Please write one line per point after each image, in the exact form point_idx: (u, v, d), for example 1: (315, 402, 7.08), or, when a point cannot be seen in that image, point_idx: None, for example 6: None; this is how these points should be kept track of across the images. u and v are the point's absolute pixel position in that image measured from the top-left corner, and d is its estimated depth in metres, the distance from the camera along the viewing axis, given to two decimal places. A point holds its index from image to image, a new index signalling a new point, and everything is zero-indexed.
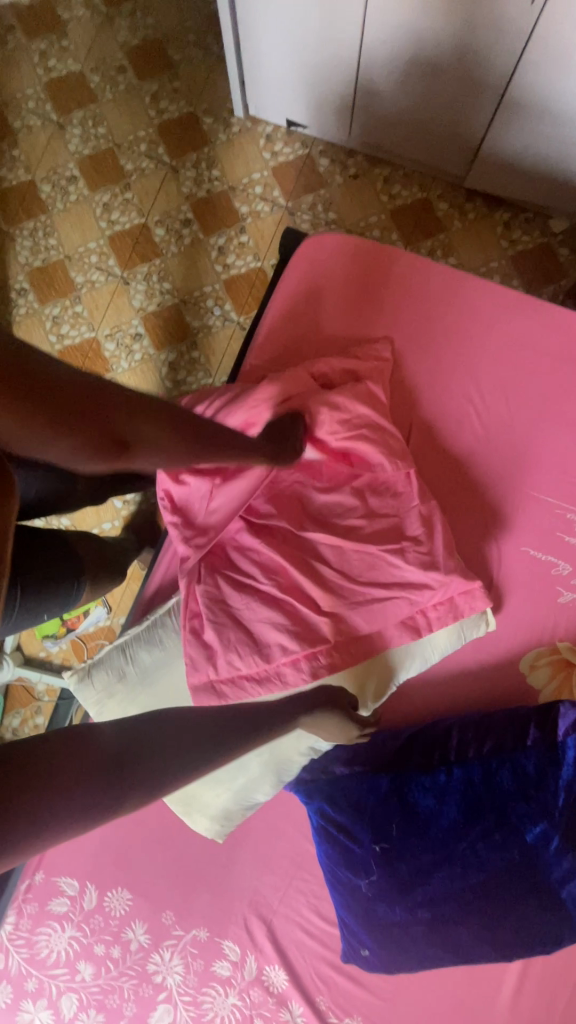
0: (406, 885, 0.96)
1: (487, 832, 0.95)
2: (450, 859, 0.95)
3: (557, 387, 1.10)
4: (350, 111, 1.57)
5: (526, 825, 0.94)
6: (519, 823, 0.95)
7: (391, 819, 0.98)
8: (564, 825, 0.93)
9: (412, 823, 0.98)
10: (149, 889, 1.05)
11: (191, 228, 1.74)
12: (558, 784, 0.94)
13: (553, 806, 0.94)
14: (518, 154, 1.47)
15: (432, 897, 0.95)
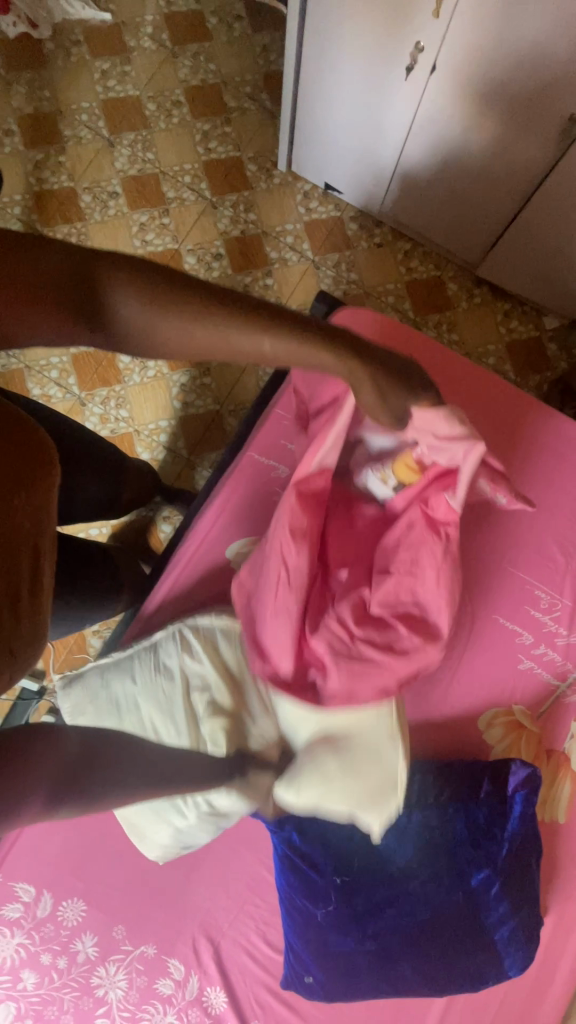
0: (359, 916, 1.02)
1: (436, 873, 1.03)
2: (400, 896, 1.02)
3: (542, 473, 1.21)
4: (385, 188, 1.73)
5: (472, 870, 1.03)
6: (465, 867, 1.03)
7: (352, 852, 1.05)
8: (504, 872, 1.02)
9: (370, 858, 1.05)
10: (106, 901, 1.07)
11: (221, 263, 1.84)
12: (503, 834, 1.04)
13: (497, 855, 1.03)
14: (526, 257, 1.66)
15: (379, 930, 1.01)
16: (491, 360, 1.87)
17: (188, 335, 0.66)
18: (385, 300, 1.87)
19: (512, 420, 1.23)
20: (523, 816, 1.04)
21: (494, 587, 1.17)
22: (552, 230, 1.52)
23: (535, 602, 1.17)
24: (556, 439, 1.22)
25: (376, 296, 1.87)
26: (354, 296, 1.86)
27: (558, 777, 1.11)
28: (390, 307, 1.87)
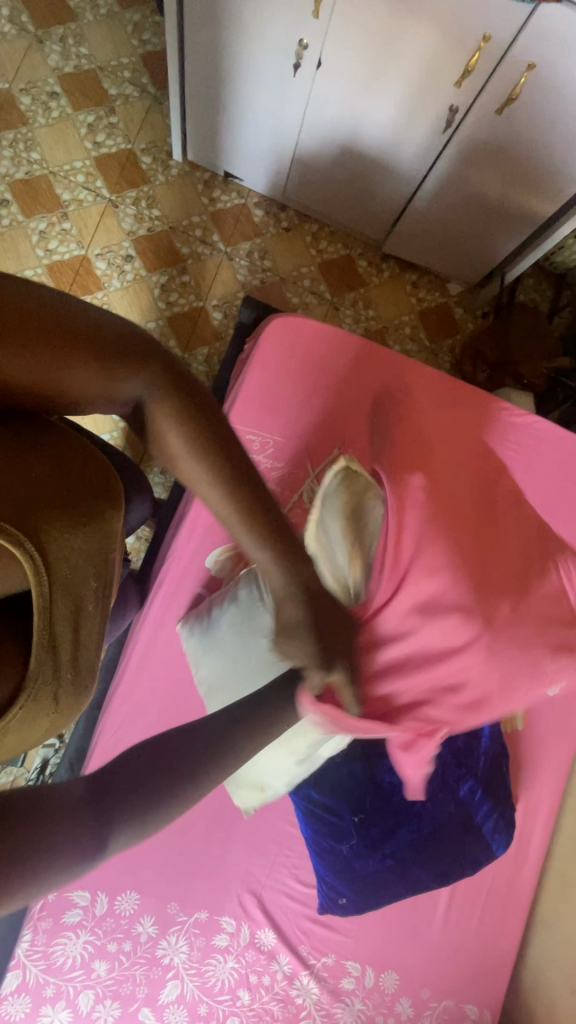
0: (377, 842, 1.09)
1: (433, 791, 1.11)
2: (409, 815, 1.11)
3: (471, 445, 1.31)
4: (286, 173, 1.76)
5: (458, 783, 1.12)
6: (453, 783, 1.12)
7: (365, 795, 1.10)
8: (484, 779, 1.14)
9: (380, 797, 1.10)
10: (159, 884, 1.12)
11: (133, 264, 1.81)
12: (480, 752, 1.14)
13: (477, 767, 1.13)
14: (424, 230, 1.77)
15: (396, 847, 1.10)
16: (407, 330, 2.00)
17: (194, 475, 0.75)
18: (302, 284, 1.92)
19: (438, 398, 1.31)
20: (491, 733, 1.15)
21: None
22: (445, 208, 1.65)
23: None
24: (480, 417, 1.32)
25: (292, 281, 1.92)
26: (272, 283, 1.90)
27: None
28: (307, 290, 1.93)
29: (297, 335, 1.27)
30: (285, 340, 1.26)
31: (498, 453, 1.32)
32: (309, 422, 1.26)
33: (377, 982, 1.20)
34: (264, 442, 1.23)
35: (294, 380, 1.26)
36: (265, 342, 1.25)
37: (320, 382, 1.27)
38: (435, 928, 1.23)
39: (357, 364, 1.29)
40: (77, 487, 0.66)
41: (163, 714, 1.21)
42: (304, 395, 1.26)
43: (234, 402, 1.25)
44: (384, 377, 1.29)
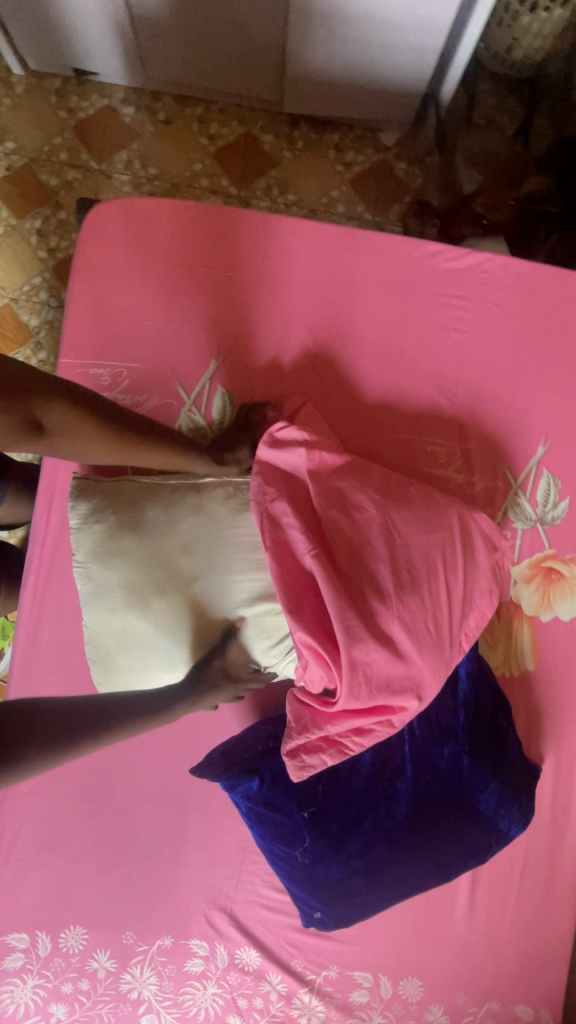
0: (338, 840, 0.83)
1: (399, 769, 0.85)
2: (376, 802, 0.85)
3: (396, 314, 0.97)
4: (137, 48, 1.41)
5: (435, 751, 0.85)
6: (427, 752, 0.85)
7: (317, 781, 0.86)
8: (471, 740, 0.84)
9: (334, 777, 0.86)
10: (107, 913, 0.96)
11: (1, 215, 1.55)
12: (456, 704, 0.86)
13: (455, 725, 0.85)
14: (320, 61, 1.36)
15: (364, 843, 0.83)
16: (340, 206, 1.60)
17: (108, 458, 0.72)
18: (199, 184, 1.58)
19: (340, 263, 0.97)
20: (479, 681, 0.87)
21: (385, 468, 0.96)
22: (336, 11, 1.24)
23: (432, 461, 0.97)
24: (403, 274, 0.98)
25: (187, 184, 1.58)
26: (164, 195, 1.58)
27: (514, 626, 0.97)
28: (208, 190, 1.59)
29: (133, 224, 0.95)
30: (115, 234, 0.94)
31: (435, 316, 0.97)
32: (171, 330, 0.94)
33: (397, 992, 0.98)
34: (116, 373, 0.93)
35: (138, 281, 0.94)
36: (92, 244, 0.94)
37: (174, 275, 0.94)
38: (459, 923, 0.99)
39: (220, 240, 0.96)
40: None
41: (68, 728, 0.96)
42: (157, 296, 0.94)
43: (67, 330, 0.94)
44: (259, 251, 0.96)
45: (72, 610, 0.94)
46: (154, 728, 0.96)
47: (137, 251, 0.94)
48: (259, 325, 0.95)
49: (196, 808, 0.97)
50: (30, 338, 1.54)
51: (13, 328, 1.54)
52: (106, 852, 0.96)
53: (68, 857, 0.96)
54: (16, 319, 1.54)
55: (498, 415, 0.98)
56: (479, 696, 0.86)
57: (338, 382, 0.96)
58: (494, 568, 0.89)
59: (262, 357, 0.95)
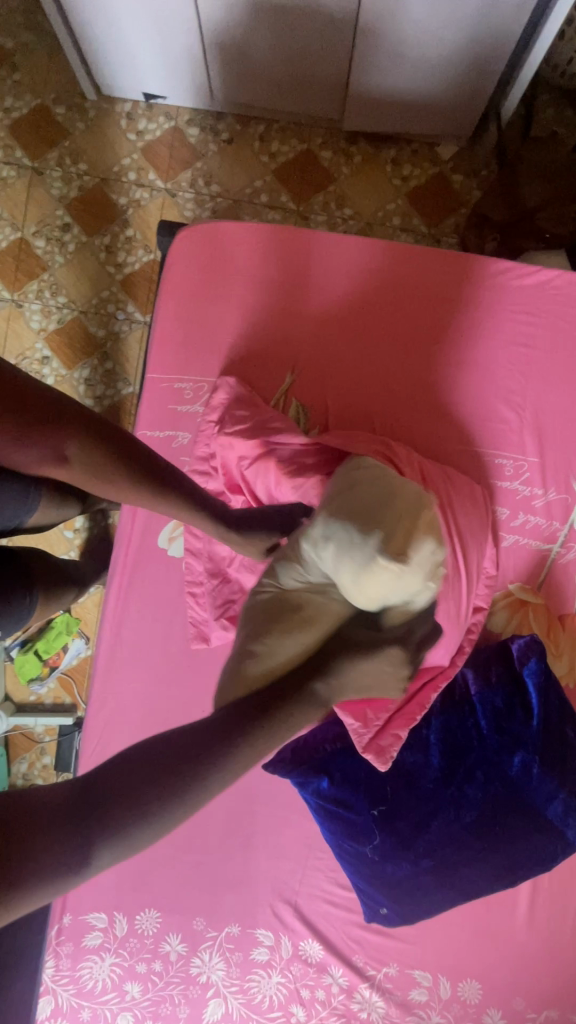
0: (408, 838, 0.85)
1: (470, 772, 0.85)
2: (443, 806, 0.85)
3: (466, 330, 1.00)
4: (206, 71, 1.47)
5: (506, 757, 0.84)
6: (498, 758, 0.84)
7: (385, 781, 0.86)
8: (541, 748, 0.84)
9: (400, 781, 0.86)
10: (178, 899, 1.01)
11: (73, 232, 1.64)
12: (527, 711, 0.85)
13: (527, 731, 0.84)
14: (383, 80, 1.40)
15: (433, 843, 0.85)
16: (396, 219, 1.63)
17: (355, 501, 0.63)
18: (259, 201, 1.64)
19: (410, 280, 1.00)
20: (546, 693, 0.85)
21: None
22: (405, 30, 1.27)
23: (499, 472, 0.99)
24: (474, 290, 1.00)
25: (247, 200, 1.64)
26: (226, 211, 1.64)
27: None
28: (267, 206, 1.64)
29: (216, 246, 1.00)
30: (197, 256, 1.00)
31: (502, 332, 1.00)
32: (249, 345, 0.99)
33: (456, 993, 1.00)
34: (198, 387, 0.99)
35: (218, 300, 1.00)
36: (176, 266, 1.00)
37: (254, 294, 1.00)
38: (519, 929, 1.00)
39: (295, 261, 1.00)
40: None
41: (145, 726, 1.01)
42: (235, 314, 1.00)
43: (152, 345, 1.01)
44: (333, 270, 1.00)
45: (154, 608, 1.01)
46: None
47: (219, 272, 1.00)
48: (332, 340, 1.00)
49: (264, 802, 1.02)
50: (97, 350, 1.62)
51: (83, 340, 1.63)
52: (179, 840, 1.02)
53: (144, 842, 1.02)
54: (85, 331, 1.63)
55: (565, 428, 0.99)
56: (547, 708, 0.85)
57: (409, 396, 0.99)
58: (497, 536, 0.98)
59: (335, 371, 0.99)
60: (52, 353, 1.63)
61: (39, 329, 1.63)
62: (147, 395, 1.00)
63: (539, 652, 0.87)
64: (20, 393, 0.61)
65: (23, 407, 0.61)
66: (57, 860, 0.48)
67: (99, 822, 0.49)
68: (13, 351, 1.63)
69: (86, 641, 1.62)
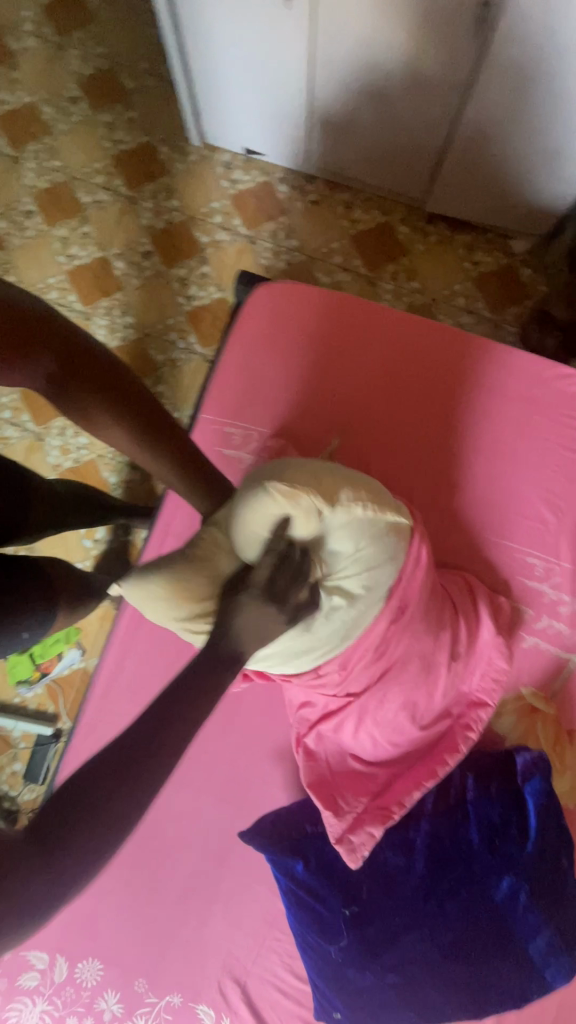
0: (377, 945, 0.79)
1: (454, 887, 0.80)
2: (421, 917, 0.80)
3: (519, 427, 1.00)
4: (306, 137, 1.56)
5: (491, 880, 0.79)
6: (484, 880, 0.80)
7: (361, 879, 0.82)
8: (533, 876, 0.79)
9: (379, 882, 0.82)
10: (123, 955, 0.96)
11: (152, 261, 1.72)
12: (523, 831, 0.81)
13: (520, 856, 0.80)
14: (475, 173, 1.47)
15: (403, 956, 0.79)
16: (461, 300, 1.68)
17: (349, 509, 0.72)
18: (333, 262, 1.71)
19: (472, 368, 1.02)
20: (545, 818, 0.81)
21: (482, 568, 0.98)
22: (496, 135, 1.35)
23: (529, 570, 0.97)
24: (533, 390, 1.01)
25: (322, 259, 1.71)
26: (299, 265, 1.70)
27: None
28: (340, 268, 1.71)
29: (290, 307, 1.04)
30: (270, 313, 1.04)
31: (555, 434, 0.99)
32: (302, 404, 1.02)
33: None
34: (246, 435, 1.01)
35: (283, 356, 1.03)
36: (248, 318, 1.04)
37: (318, 355, 1.03)
38: None
39: (362, 334, 1.03)
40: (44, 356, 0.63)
41: None
42: (296, 373, 1.02)
43: (210, 388, 1.04)
44: (399, 346, 1.03)
45: (161, 643, 1.01)
46: (208, 777, 0.98)
47: (288, 331, 1.03)
48: (385, 415, 1.01)
49: (232, 870, 0.96)
50: (152, 372, 1.68)
51: (140, 360, 1.68)
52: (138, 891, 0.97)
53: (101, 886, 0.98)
54: (144, 353, 1.68)
55: None
56: (546, 833, 0.80)
57: (451, 482, 1.00)
58: (517, 637, 0.96)
59: (383, 446, 1.01)
60: None
61: None
62: (196, 434, 1.02)
63: (544, 773, 0.83)
64: (111, 373, 0.67)
65: (102, 382, 0.67)
66: (49, 869, 0.50)
67: (69, 830, 0.52)
68: None
69: (81, 654, 1.61)
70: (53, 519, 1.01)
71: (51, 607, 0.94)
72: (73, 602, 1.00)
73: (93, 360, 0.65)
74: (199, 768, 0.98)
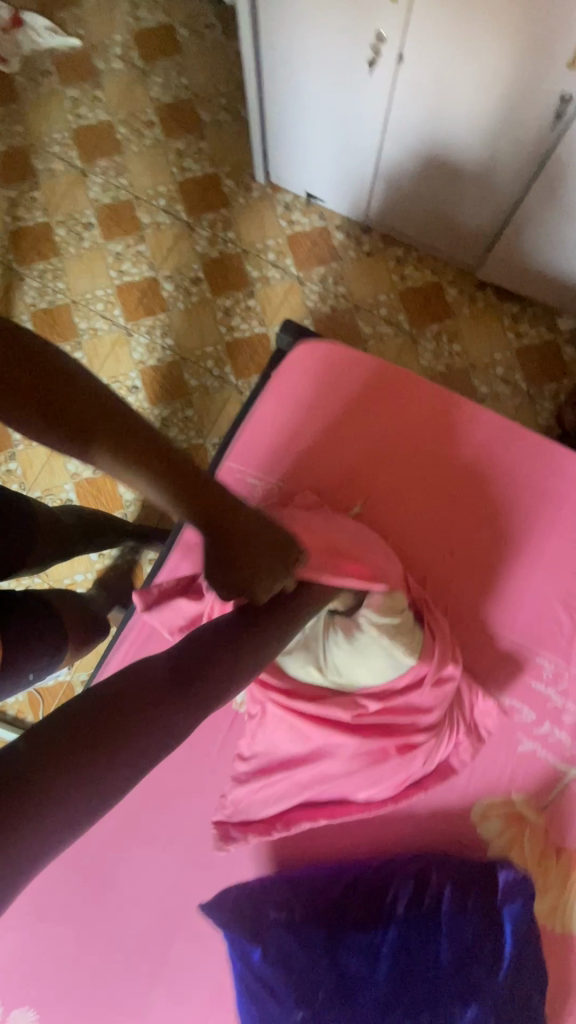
0: None
1: (416, 1011, 0.76)
2: None
3: (545, 523, 0.97)
4: (369, 189, 1.57)
5: (457, 1010, 0.75)
6: (450, 1008, 0.75)
7: (318, 984, 0.78)
8: (500, 1011, 0.75)
9: (338, 991, 0.77)
10: (59, 1010, 0.91)
11: (200, 287, 1.74)
12: (496, 957, 0.77)
13: (489, 985, 0.76)
14: (533, 251, 1.46)
15: None
16: (499, 370, 1.67)
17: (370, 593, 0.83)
18: (378, 313, 1.71)
19: (504, 456, 1.00)
20: (521, 943, 0.78)
21: (487, 661, 0.95)
22: (553, 224, 1.36)
23: (537, 672, 0.94)
24: (565, 488, 0.98)
25: (367, 309, 1.72)
26: (343, 312, 1.71)
27: (569, 883, 0.89)
28: (383, 320, 1.71)
29: (331, 368, 1.03)
30: (312, 370, 1.03)
31: None
32: (329, 467, 1.01)
33: None
34: (269, 489, 1.01)
35: (315, 416, 1.02)
36: (289, 372, 1.04)
37: (351, 420, 1.02)
38: None
39: (400, 404, 1.02)
40: (41, 402, 0.55)
41: None
42: (327, 435, 1.02)
43: (240, 436, 1.04)
44: (435, 423, 1.01)
45: None
46: (176, 835, 0.95)
47: (326, 392, 1.03)
48: (412, 489, 1.00)
49: (185, 937, 0.92)
50: (183, 397, 1.68)
51: (173, 384, 1.69)
52: (83, 947, 0.93)
53: (39, 935, 0.94)
54: (178, 377, 1.69)
55: None
56: (518, 961, 0.78)
57: (470, 567, 0.98)
58: (516, 738, 0.93)
59: (405, 520, 0.99)
60: (142, 385, 1.70)
61: (138, 362, 1.71)
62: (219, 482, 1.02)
63: (525, 895, 0.81)
64: (114, 418, 0.59)
65: (103, 429, 0.59)
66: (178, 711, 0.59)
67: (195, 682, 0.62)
68: (108, 373, 1.71)
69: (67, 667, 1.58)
70: (61, 548, 1.01)
71: (62, 645, 0.94)
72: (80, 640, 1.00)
73: (93, 405, 0.58)
74: (167, 825, 0.95)
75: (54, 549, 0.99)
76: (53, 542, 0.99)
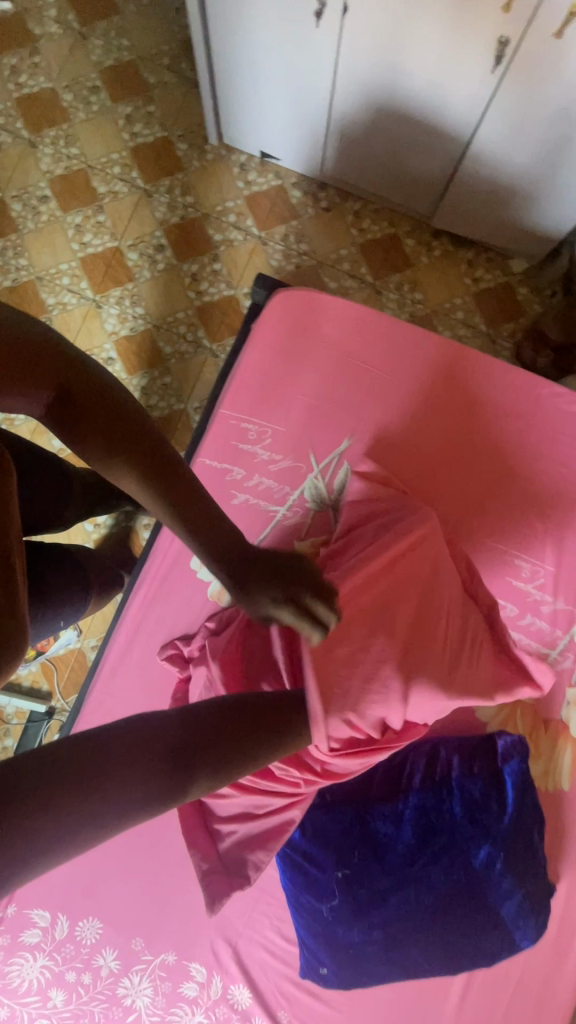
0: (363, 906, 0.88)
1: (436, 855, 0.89)
2: (406, 881, 0.89)
3: (514, 438, 1.08)
4: (322, 143, 1.61)
5: (472, 848, 0.88)
6: (465, 847, 0.89)
7: (353, 848, 0.90)
8: (507, 846, 0.88)
9: (370, 849, 0.90)
10: (121, 916, 1.01)
11: (165, 254, 1.75)
12: (501, 805, 0.90)
13: (496, 828, 0.89)
14: (482, 196, 1.54)
15: (387, 917, 0.88)
16: (460, 314, 1.76)
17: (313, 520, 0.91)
18: (341, 268, 1.77)
19: (473, 382, 1.10)
20: (520, 792, 0.91)
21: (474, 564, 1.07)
22: (498, 169, 1.44)
23: (516, 572, 1.06)
24: (528, 406, 1.09)
25: (331, 264, 1.77)
26: (307, 269, 1.77)
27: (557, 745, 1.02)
28: (347, 274, 1.77)
29: (308, 314, 1.11)
30: (291, 317, 1.11)
31: (545, 447, 1.08)
32: (317, 405, 1.09)
33: None
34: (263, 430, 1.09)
35: (298, 361, 1.10)
36: (270, 321, 1.11)
37: (330, 361, 1.10)
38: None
39: (376, 341, 1.10)
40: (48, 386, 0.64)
41: None
42: (311, 376, 1.10)
43: (231, 385, 1.11)
44: (408, 356, 1.10)
45: (168, 624, 1.09)
46: None
47: (307, 336, 1.10)
48: (395, 416, 1.09)
49: None
50: (160, 364, 1.72)
51: (148, 352, 1.72)
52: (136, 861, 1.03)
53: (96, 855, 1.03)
54: (153, 345, 1.72)
55: None
56: (519, 807, 0.91)
57: (453, 481, 1.08)
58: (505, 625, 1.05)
59: (391, 444, 1.08)
60: (117, 356, 1.72)
61: (111, 332, 1.73)
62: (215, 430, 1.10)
63: (522, 753, 0.93)
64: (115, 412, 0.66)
65: (105, 423, 0.66)
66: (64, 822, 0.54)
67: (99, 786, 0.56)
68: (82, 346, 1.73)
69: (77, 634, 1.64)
70: (85, 505, 1.06)
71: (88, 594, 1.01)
72: (103, 590, 1.07)
73: (98, 400, 0.66)
74: None
75: (81, 504, 1.05)
76: (80, 497, 1.04)
